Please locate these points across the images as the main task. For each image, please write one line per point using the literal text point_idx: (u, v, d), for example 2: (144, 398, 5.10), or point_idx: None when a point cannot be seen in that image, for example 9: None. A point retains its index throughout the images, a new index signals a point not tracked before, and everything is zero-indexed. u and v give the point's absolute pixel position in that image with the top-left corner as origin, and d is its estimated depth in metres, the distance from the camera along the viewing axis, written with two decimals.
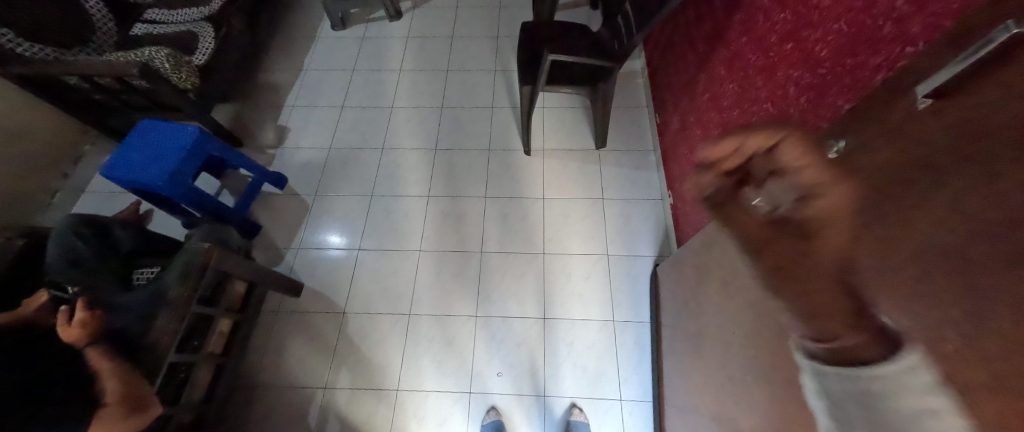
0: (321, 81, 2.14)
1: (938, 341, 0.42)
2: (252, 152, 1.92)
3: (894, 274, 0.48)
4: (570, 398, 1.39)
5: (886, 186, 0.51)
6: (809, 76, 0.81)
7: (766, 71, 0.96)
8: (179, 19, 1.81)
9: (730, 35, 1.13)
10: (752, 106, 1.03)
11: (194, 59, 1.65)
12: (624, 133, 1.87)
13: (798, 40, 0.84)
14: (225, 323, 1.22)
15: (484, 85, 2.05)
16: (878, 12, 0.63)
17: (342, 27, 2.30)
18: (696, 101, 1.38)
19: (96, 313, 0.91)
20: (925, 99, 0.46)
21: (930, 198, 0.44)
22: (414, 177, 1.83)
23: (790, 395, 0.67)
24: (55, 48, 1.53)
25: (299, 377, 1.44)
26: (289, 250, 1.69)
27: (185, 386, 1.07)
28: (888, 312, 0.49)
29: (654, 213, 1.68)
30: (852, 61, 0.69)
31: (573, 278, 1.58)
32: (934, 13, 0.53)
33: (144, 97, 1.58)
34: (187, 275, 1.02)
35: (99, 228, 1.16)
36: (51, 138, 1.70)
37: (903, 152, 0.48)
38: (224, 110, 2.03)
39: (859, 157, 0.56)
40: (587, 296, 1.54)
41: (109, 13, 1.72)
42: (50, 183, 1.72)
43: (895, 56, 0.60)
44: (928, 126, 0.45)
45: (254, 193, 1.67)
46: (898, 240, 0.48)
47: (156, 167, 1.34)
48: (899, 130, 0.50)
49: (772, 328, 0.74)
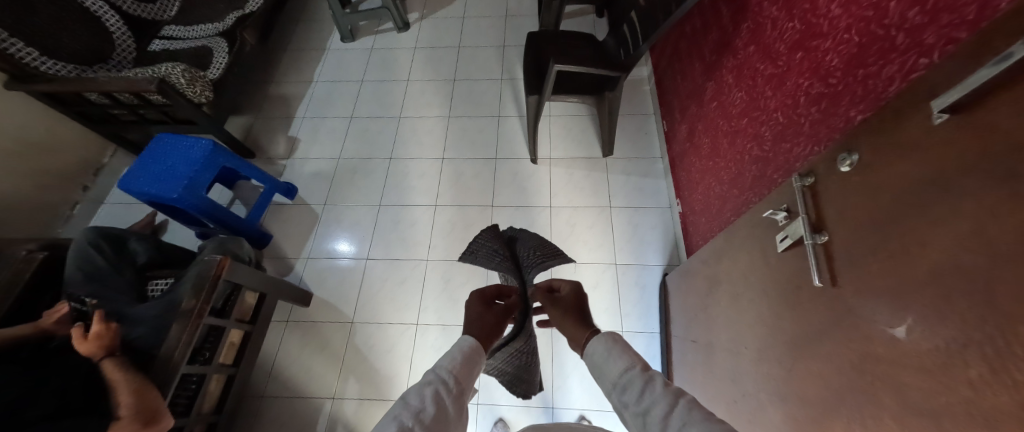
0: (331, 92, 2.17)
1: (961, 366, 0.40)
2: (263, 163, 1.96)
3: (913, 295, 0.46)
4: (579, 410, 1.37)
5: (899, 202, 0.50)
6: (819, 86, 0.79)
7: (775, 80, 0.95)
8: (194, 34, 1.88)
9: (738, 43, 1.12)
10: (760, 115, 1.02)
11: (209, 73, 1.67)
12: (631, 140, 1.86)
13: (807, 50, 0.83)
14: (236, 334, 1.23)
15: (491, 93, 2.07)
16: (889, 22, 0.62)
17: (352, 38, 2.34)
18: (705, 108, 1.37)
19: (111, 325, 0.92)
20: (941, 113, 0.44)
21: (946, 216, 0.43)
22: (422, 186, 1.84)
23: (806, 416, 0.65)
24: (77, 65, 1.58)
25: (308, 386, 1.45)
26: (299, 260, 1.71)
27: (197, 397, 1.08)
28: (908, 331, 0.47)
29: (663, 220, 1.67)
30: (863, 72, 0.68)
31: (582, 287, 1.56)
32: (948, 24, 0.52)
33: (160, 111, 1.62)
34: (199, 286, 1.03)
35: (116, 241, 1.19)
36: (73, 152, 1.75)
37: (918, 167, 0.47)
38: (238, 122, 2.08)
39: (875, 170, 0.55)
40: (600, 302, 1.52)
41: (128, 31, 1.78)
42: (71, 194, 1.77)
43: (909, 68, 0.58)
44: (947, 142, 0.44)
45: (266, 203, 1.69)
46: (915, 259, 0.46)
47: (171, 179, 1.37)
48: (912, 143, 0.49)
49: (785, 345, 0.72)
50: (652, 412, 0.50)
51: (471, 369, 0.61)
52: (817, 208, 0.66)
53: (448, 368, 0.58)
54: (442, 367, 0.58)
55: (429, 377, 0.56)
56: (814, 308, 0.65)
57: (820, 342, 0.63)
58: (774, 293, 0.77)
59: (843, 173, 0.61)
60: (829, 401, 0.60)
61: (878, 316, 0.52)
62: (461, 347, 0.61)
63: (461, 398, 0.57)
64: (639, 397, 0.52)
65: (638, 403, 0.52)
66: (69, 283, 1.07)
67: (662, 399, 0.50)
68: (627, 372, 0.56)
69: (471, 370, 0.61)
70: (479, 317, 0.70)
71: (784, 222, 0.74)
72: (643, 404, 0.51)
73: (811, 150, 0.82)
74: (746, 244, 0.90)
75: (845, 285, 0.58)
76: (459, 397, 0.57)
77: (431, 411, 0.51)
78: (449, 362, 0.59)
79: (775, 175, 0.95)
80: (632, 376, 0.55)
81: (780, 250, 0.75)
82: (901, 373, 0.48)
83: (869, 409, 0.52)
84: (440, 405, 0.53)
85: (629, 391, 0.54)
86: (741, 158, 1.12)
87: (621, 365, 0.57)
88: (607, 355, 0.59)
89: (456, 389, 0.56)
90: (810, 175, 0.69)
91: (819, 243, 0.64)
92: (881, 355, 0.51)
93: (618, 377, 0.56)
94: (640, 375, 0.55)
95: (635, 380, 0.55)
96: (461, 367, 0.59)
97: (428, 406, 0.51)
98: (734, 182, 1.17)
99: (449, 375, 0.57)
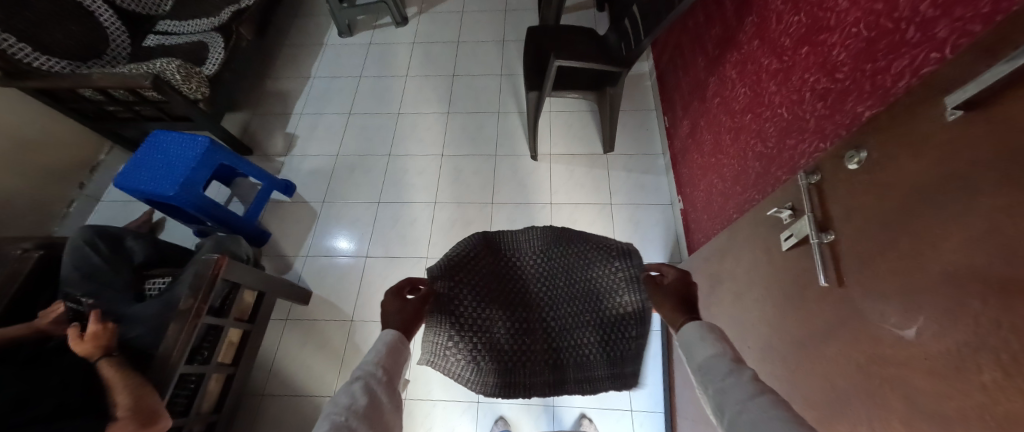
0: (329, 88, 2.15)
1: (975, 370, 0.39)
2: (261, 160, 1.94)
3: (925, 297, 0.45)
4: (580, 408, 1.37)
5: (909, 201, 0.48)
6: (826, 81, 0.78)
7: (780, 75, 0.93)
8: (190, 29, 1.85)
9: (742, 38, 1.10)
10: (764, 111, 1.00)
11: (205, 69, 1.65)
12: (632, 137, 1.84)
13: (814, 44, 0.81)
14: (235, 333, 1.22)
15: (489, 89, 2.05)
16: (899, 16, 0.60)
17: (349, 33, 2.31)
18: (707, 104, 1.35)
19: (108, 326, 0.92)
20: (954, 110, 0.43)
21: (960, 216, 0.42)
22: (421, 183, 1.83)
23: (811, 418, 0.65)
24: (72, 61, 1.57)
25: (308, 385, 1.45)
26: (298, 258, 1.70)
27: (196, 397, 1.07)
28: (920, 334, 0.46)
29: (664, 218, 1.66)
30: (872, 67, 0.66)
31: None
32: (960, 17, 0.50)
33: (157, 108, 1.61)
34: (197, 285, 1.02)
35: (112, 240, 1.18)
36: (68, 150, 1.73)
37: (930, 165, 0.46)
38: (236, 119, 2.06)
39: (884, 167, 0.53)
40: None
41: (122, 26, 1.77)
42: (68, 192, 1.76)
43: (920, 62, 0.57)
44: (960, 140, 0.42)
45: (263, 200, 1.68)
46: (926, 260, 0.45)
47: (167, 177, 1.36)
48: (924, 140, 0.47)
49: (790, 346, 0.71)
50: (730, 394, 0.50)
51: (399, 358, 0.66)
52: (823, 207, 0.65)
53: (375, 362, 0.62)
54: (370, 361, 0.63)
55: (357, 373, 0.61)
56: (820, 308, 0.64)
57: (826, 342, 0.62)
58: (779, 293, 0.76)
59: (851, 171, 0.60)
60: (836, 404, 0.59)
61: (888, 317, 0.50)
62: (385, 340, 0.66)
63: (393, 385, 0.62)
64: (721, 380, 0.52)
65: (718, 384, 0.52)
66: (66, 282, 1.07)
67: (744, 387, 0.49)
68: (715, 357, 0.56)
69: (398, 358, 0.66)
70: (398, 311, 0.74)
71: (789, 220, 0.73)
72: (726, 383, 0.51)
73: (817, 147, 0.81)
74: (750, 242, 0.88)
75: (853, 286, 0.57)
76: (391, 385, 0.62)
77: (362, 403, 0.55)
78: (377, 356, 0.64)
79: (780, 172, 0.93)
80: (720, 362, 0.55)
81: (785, 249, 0.74)
82: (911, 376, 0.46)
83: (876, 411, 0.52)
84: (372, 396, 0.57)
85: (712, 374, 0.54)
86: (744, 154, 1.10)
87: (710, 351, 0.57)
88: (697, 339, 0.59)
89: (386, 378, 0.61)
90: (816, 172, 0.68)
91: (825, 242, 0.63)
92: (890, 356, 0.50)
93: (704, 359, 0.56)
94: (729, 363, 0.54)
95: (722, 366, 0.54)
96: (388, 357, 0.64)
97: (359, 399, 0.55)
98: (737, 179, 1.15)
99: (377, 367, 0.62)
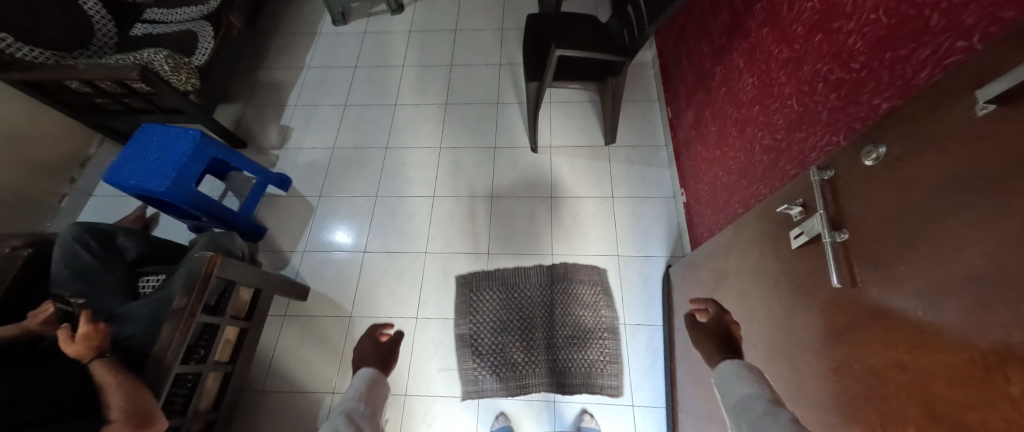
0: (323, 78, 2.10)
1: (1000, 382, 0.37)
2: (255, 153, 1.90)
3: (948, 303, 0.43)
4: (581, 404, 1.37)
5: (932, 201, 0.46)
6: (840, 71, 0.75)
7: (791, 64, 0.90)
8: (178, 18, 1.80)
9: (751, 25, 1.06)
10: (774, 102, 0.97)
11: (194, 61, 1.62)
12: (634, 128, 1.81)
13: (828, 32, 0.77)
14: (232, 331, 1.20)
15: (488, 79, 2.00)
16: (923, 1, 0.56)
17: (344, 21, 2.24)
18: (712, 94, 1.32)
19: (98, 326, 0.89)
20: (986, 103, 0.39)
21: (989, 218, 0.39)
22: (418, 176, 1.80)
23: (820, 422, 0.64)
24: (57, 52, 1.52)
25: (308, 381, 1.44)
26: (295, 253, 1.67)
27: (193, 396, 1.06)
28: (942, 342, 0.44)
29: (666, 211, 1.63)
30: (891, 56, 0.63)
31: (580, 286, 1.53)
32: (991, 2, 0.46)
33: (146, 100, 1.56)
34: (190, 284, 1.00)
35: (103, 236, 1.15)
36: (57, 143, 1.69)
37: (957, 164, 0.43)
38: (229, 111, 2.02)
39: (905, 163, 0.50)
40: (595, 299, 1.51)
41: (108, 16, 1.71)
42: (58, 187, 1.72)
43: (944, 51, 0.53)
44: (991, 139, 0.39)
45: (258, 195, 1.65)
46: (951, 264, 0.43)
47: (159, 172, 1.32)
48: (953, 136, 0.44)
49: (800, 346, 0.70)
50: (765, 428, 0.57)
51: (377, 390, 0.88)
52: (837, 204, 0.63)
53: (358, 395, 0.85)
54: (353, 395, 0.85)
55: (345, 406, 0.82)
56: (832, 309, 0.62)
57: (838, 344, 0.60)
58: (788, 291, 0.74)
59: (868, 167, 0.57)
60: (847, 408, 0.58)
61: (907, 320, 0.48)
62: (364, 377, 0.89)
63: (374, 409, 0.85)
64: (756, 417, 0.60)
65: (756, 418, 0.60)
66: (56, 282, 1.04)
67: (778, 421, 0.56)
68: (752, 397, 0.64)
69: (375, 391, 0.88)
70: (375, 351, 1.00)
71: (800, 217, 0.71)
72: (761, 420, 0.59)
73: (829, 140, 0.78)
74: (757, 238, 0.86)
75: (868, 287, 0.55)
76: (371, 413, 0.84)
77: (354, 423, 0.79)
78: (359, 391, 0.86)
79: (789, 166, 0.91)
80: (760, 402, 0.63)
81: (794, 247, 0.72)
82: (930, 383, 0.45)
83: (889, 416, 0.50)
84: (360, 419, 0.80)
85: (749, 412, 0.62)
86: (751, 147, 1.07)
87: (749, 389, 0.66)
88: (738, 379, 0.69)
89: (368, 410, 0.83)
90: (830, 168, 0.65)
91: (838, 241, 0.61)
92: (907, 362, 0.48)
93: (743, 398, 0.65)
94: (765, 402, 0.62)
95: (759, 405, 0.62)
96: (366, 393, 0.86)
97: (352, 418, 0.79)
98: (743, 172, 1.13)
99: (357, 402, 0.83)
